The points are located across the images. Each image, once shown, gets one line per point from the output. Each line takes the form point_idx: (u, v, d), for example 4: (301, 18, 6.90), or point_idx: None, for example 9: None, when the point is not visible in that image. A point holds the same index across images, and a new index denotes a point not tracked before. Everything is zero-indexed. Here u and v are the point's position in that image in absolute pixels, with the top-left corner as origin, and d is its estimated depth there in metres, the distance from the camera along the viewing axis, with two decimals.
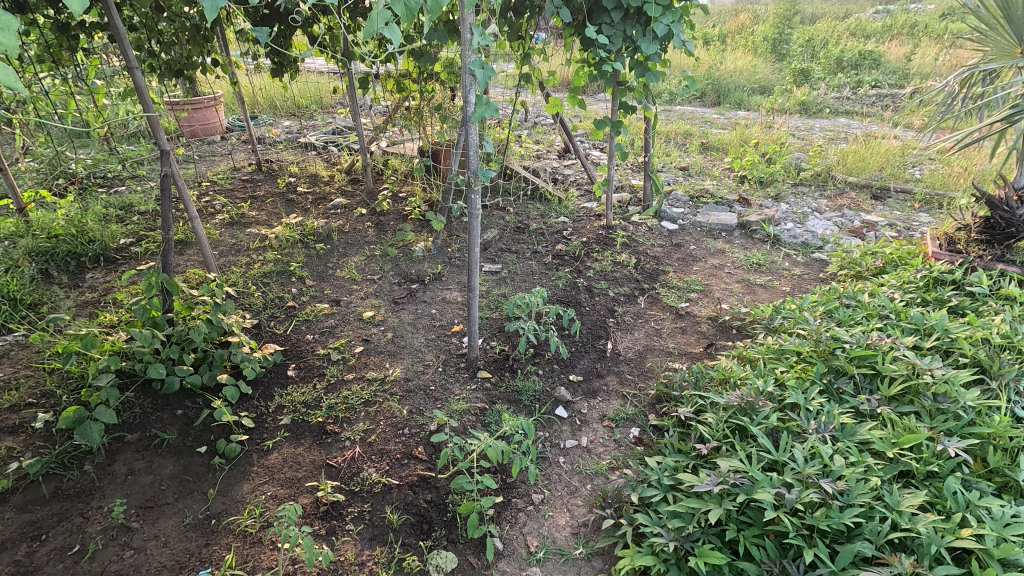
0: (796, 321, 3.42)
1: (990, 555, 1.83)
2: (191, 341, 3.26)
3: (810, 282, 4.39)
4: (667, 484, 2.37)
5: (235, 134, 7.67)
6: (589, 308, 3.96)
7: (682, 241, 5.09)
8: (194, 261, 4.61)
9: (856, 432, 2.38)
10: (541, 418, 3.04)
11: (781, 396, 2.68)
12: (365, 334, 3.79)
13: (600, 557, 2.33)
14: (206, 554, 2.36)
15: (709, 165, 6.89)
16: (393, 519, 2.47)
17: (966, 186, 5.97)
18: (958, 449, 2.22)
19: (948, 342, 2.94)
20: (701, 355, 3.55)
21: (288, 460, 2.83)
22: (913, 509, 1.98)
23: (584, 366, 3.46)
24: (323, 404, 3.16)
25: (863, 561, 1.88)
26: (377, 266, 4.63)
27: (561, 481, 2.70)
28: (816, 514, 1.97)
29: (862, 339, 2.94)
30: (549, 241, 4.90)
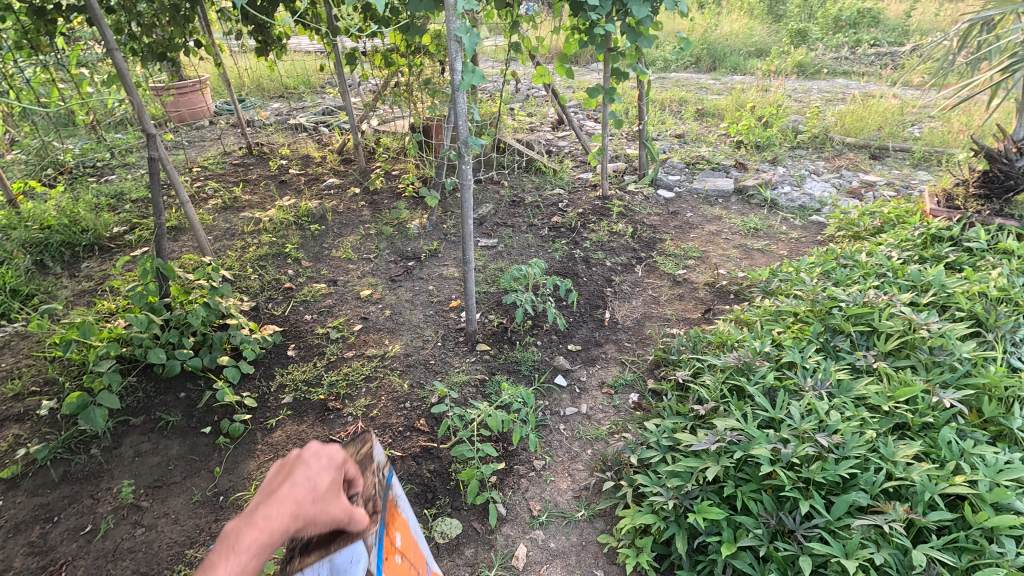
0: (793, 282, 3.42)
1: (983, 500, 1.86)
2: (190, 325, 3.27)
3: (808, 245, 4.37)
4: (666, 445, 2.39)
5: (223, 117, 7.56)
6: (586, 279, 3.96)
7: (679, 208, 5.06)
8: (189, 247, 4.59)
9: (852, 388, 2.39)
10: (541, 387, 3.07)
11: (778, 356, 2.70)
12: (364, 312, 3.80)
13: (602, 518, 2.38)
14: (215, 529, 2.41)
15: (705, 131, 6.79)
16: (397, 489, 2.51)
17: (965, 142, 5.90)
18: (953, 400, 2.24)
19: (944, 297, 2.94)
20: (699, 321, 3.56)
21: (292, 437, 2.86)
22: (908, 459, 2.01)
23: (582, 336, 3.47)
24: (324, 381, 3.19)
25: (858, 510, 1.91)
26: (373, 245, 4.61)
27: (562, 447, 2.74)
28: (812, 467, 2.00)
29: (859, 297, 2.94)
30: (545, 214, 4.86)
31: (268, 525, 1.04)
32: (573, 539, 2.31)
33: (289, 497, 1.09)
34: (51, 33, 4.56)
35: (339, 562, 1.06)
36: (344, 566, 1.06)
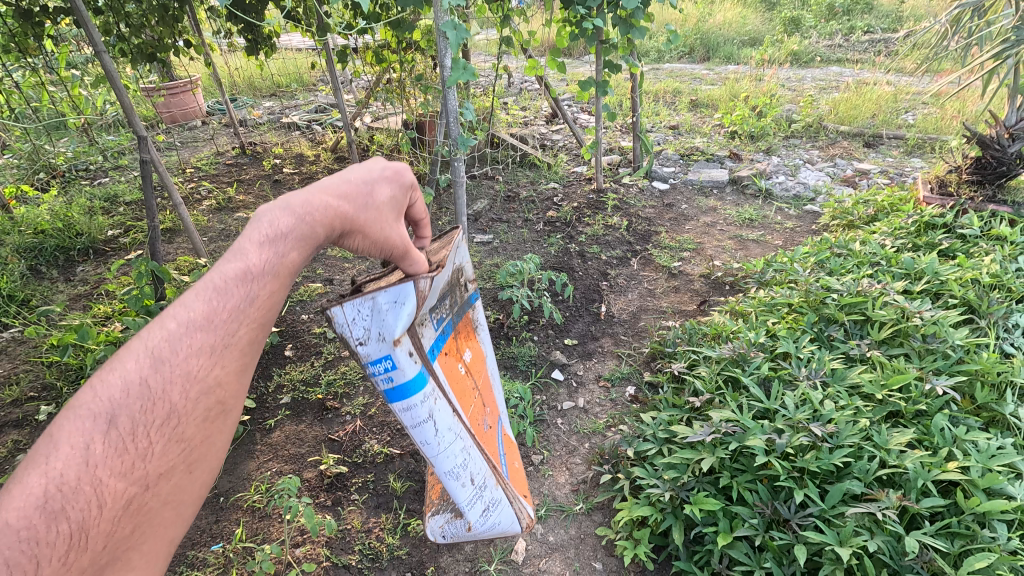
0: (788, 272, 3.42)
1: (976, 486, 1.88)
2: None
3: (802, 235, 4.37)
4: (662, 437, 2.41)
5: (216, 117, 7.52)
6: (582, 273, 3.97)
7: (674, 200, 5.05)
8: (184, 249, 4.58)
9: (846, 376, 2.40)
10: (538, 382, 3.08)
11: (773, 346, 2.71)
12: None
13: (600, 511, 2.39)
14: (216, 530, 2.42)
15: (699, 122, 6.78)
16: (396, 486, 2.53)
17: (958, 128, 5.90)
18: (946, 388, 2.26)
19: (937, 285, 2.95)
20: (694, 313, 3.57)
21: (291, 436, 2.87)
22: (901, 447, 2.02)
23: (578, 330, 3.48)
24: (322, 381, 3.19)
25: (853, 498, 1.92)
26: None
27: (559, 441, 2.76)
28: (806, 457, 2.01)
29: (852, 286, 2.95)
30: (540, 208, 4.86)
31: (308, 214, 1.22)
32: (571, 532, 2.33)
33: (340, 192, 1.31)
34: (38, 36, 4.51)
35: (381, 301, 1.39)
36: (384, 308, 1.38)
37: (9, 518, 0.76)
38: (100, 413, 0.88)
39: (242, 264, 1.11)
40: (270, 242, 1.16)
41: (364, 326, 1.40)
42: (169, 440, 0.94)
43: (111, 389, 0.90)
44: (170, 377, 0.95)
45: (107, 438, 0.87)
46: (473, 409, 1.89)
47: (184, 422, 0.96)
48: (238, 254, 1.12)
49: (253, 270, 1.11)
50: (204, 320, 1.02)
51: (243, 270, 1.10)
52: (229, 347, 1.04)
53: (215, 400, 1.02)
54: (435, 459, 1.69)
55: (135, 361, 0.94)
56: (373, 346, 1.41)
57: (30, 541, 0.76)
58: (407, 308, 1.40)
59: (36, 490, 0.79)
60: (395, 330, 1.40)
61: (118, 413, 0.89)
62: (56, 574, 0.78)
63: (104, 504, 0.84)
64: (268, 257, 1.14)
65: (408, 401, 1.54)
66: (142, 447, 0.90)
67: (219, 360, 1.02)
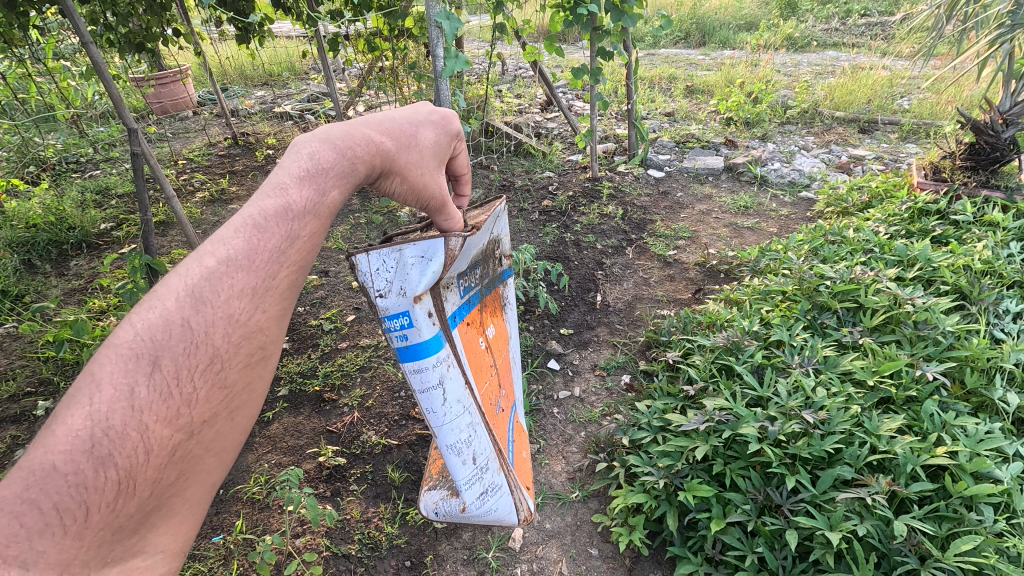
0: (782, 260, 3.44)
1: (964, 470, 1.92)
2: None
3: (797, 222, 4.38)
4: (657, 425, 2.44)
5: (207, 108, 7.43)
6: (577, 262, 3.97)
7: (670, 188, 5.05)
8: (178, 241, 4.56)
9: (838, 363, 2.43)
10: (534, 371, 3.10)
11: (767, 334, 2.74)
12: (356, 303, 3.80)
13: (596, 498, 2.42)
14: (216, 522, 2.44)
15: (695, 109, 6.75)
16: (395, 477, 2.56)
17: (953, 113, 5.90)
18: (936, 373, 2.29)
19: (930, 271, 2.97)
20: (689, 301, 3.58)
21: (289, 428, 2.89)
22: (891, 433, 2.05)
23: (574, 320, 3.49)
24: (319, 373, 3.20)
25: (844, 483, 1.95)
26: (363, 234, 4.60)
27: (556, 430, 2.79)
28: (798, 443, 2.04)
29: (846, 274, 2.97)
30: (536, 197, 4.85)
31: (345, 153, 1.29)
32: (568, 520, 2.36)
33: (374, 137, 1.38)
34: (23, 27, 4.42)
35: (406, 255, 1.51)
36: (408, 262, 1.51)
37: (57, 458, 0.80)
38: (141, 354, 0.91)
39: (281, 203, 1.16)
40: (311, 178, 1.22)
41: (390, 278, 1.51)
42: (210, 385, 0.97)
43: (153, 330, 0.93)
44: (208, 320, 0.98)
45: (152, 380, 0.90)
46: (486, 388, 1.99)
47: (225, 366, 1.00)
48: (278, 191, 1.17)
49: (289, 212, 1.15)
50: (244, 262, 1.06)
51: (282, 210, 1.14)
52: (265, 289, 1.07)
53: (254, 346, 1.05)
54: (440, 430, 1.74)
55: (175, 301, 0.97)
56: (393, 300, 1.53)
57: (80, 480, 0.80)
58: (429, 267, 1.54)
59: (81, 429, 0.82)
60: (416, 287, 1.53)
61: (158, 356, 0.92)
62: (106, 520, 0.83)
63: (151, 450, 0.88)
64: (308, 194, 1.19)
65: (420, 362, 1.62)
66: (185, 392, 0.93)
67: (255, 302, 1.05)
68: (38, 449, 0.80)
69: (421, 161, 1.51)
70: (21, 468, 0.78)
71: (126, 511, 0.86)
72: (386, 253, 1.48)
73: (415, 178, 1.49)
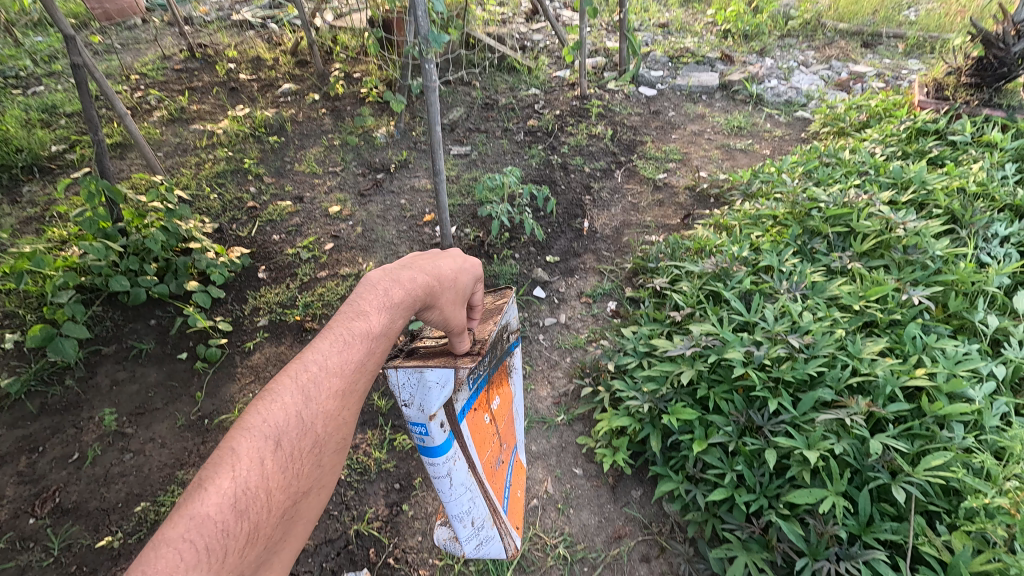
0: (774, 183, 3.34)
1: (940, 390, 1.96)
2: (150, 251, 3.10)
3: (791, 144, 4.22)
4: (642, 351, 2.44)
5: (157, 15, 6.70)
6: (564, 187, 3.81)
7: (661, 107, 4.79)
8: (138, 166, 4.25)
9: (826, 289, 2.41)
10: (520, 300, 3.05)
11: (756, 260, 2.69)
12: (334, 230, 3.63)
13: (581, 421, 2.47)
14: (204, 451, 2.45)
15: (691, 19, 6.28)
16: (381, 404, 2.56)
17: (962, 25, 5.58)
18: (922, 298, 2.29)
19: (924, 194, 2.91)
20: (678, 227, 3.50)
21: (272, 359, 2.85)
22: (873, 356, 2.07)
23: (560, 247, 3.40)
24: (299, 303, 3.11)
25: (823, 405, 1.99)
26: (338, 157, 4.33)
27: (541, 356, 2.79)
28: (781, 367, 2.07)
29: (839, 197, 2.89)
30: (520, 117, 4.57)
31: (413, 288, 1.24)
32: (553, 442, 2.41)
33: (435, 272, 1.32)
34: None
35: (429, 376, 1.26)
36: (431, 384, 1.26)
37: (210, 508, 0.84)
38: (270, 434, 0.96)
39: (366, 322, 1.15)
40: (390, 307, 1.19)
41: (407, 392, 1.28)
42: (315, 464, 1.01)
43: (276, 415, 0.98)
44: (319, 411, 1.02)
45: (275, 455, 0.95)
46: (492, 455, 1.64)
47: (325, 451, 1.03)
48: (361, 313, 1.16)
49: (371, 331, 1.14)
50: (340, 365, 1.08)
51: (367, 329, 1.14)
52: (356, 390, 1.10)
53: (346, 438, 1.08)
54: (446, 503, 1.50)
55: (290, 393, 1.01)
56: (412, 413, 1.30)
57: (225, 531, 0.84)
58: (449, 388, 1.29)
59: (227, 490, 0.87)
60: (438, 405, 1.28)
61: (282, 436, 0.97)
62: (236, 565, 0.85)
63: (271, 510, 0.91)
64: (388, 320, 1.18)
65: (431, 464, 1.39)
66: (298, 468, 0.97)
67: (350, 402, 1.08)
68: (193, 502, 0.84)
69: (464, 299, 1.42)
70: (183, 514, 0.82)
71: (246, 568, 0.87)
72: (406, 373, 1.26)
73: (450, 324, 1.35)
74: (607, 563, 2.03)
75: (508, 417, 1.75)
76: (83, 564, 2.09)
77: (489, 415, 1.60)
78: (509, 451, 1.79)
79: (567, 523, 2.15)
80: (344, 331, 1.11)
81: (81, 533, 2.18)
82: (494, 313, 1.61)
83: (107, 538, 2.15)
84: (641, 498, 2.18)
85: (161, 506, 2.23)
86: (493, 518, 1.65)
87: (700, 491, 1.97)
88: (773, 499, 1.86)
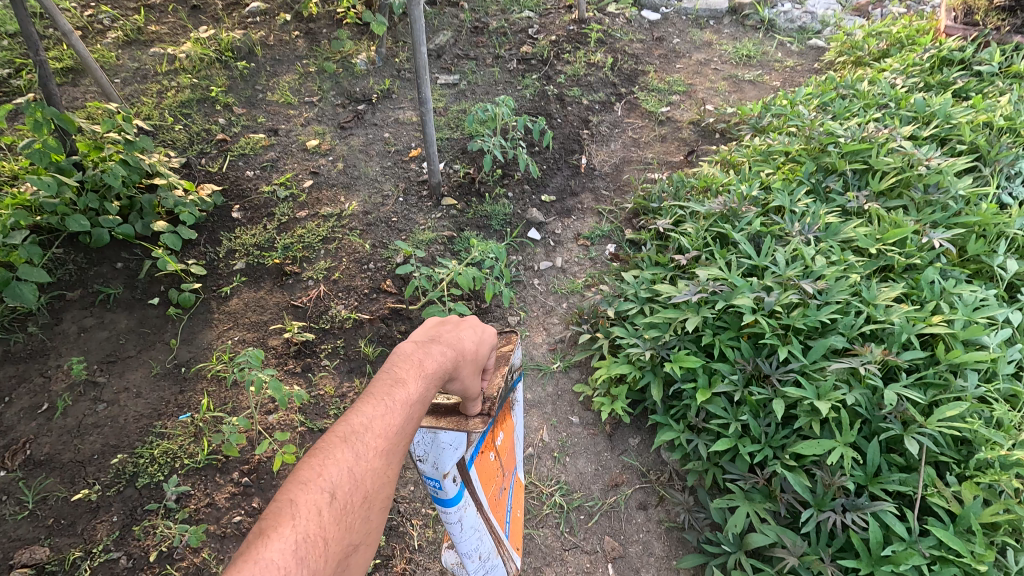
0: (787, 117, 3.11)
1: (956, 338, 1.87)
2: (110, 188, 2.83)
3: (803, 75, 3.93)
4: (644, 297, 2.31)
5: None
6: (561, 119, 3.53)
7: (665, 34, 4.41)
8: (93, 93, 3.84)
9: (840, 231, 2.27)
10: (514, 242, 2.87)
11: (766, 200, 2.53)
12: (312, 166, 3.36)
13: (578, 369, 2.37)
14: (183, 401, 2.33)
15: None
16: (369, 352, 2.44)
17: None
18: (942, 241, 2.16)
19: (947, 129, 2.72)
20: (681, 165, 3.28)
21: (251, 304, 2.69)
22: (889, 302, 1.97)
23: (556, 185, 3.19)
24: (278, 244, 2.91)
25: (834, 353, 1.90)
26: (314, 85, 3.96)
27: (536, 301, 2.65)
28: (793, 314, 1.96)
29: (858, 132, 2.69)
30: (513, 42, 4.18)
31: (449, 354, 1.18)
32: (549, 390, 2.32)
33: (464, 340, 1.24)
34: None
35: (442, 438, 1.20)
36: (445, 446, 1.20)
37: (275, 556, 0.84)
38: (326, 488, 0.94)
39: (408, 384, 1.10)
40: (429, 368, 1.14)
41: (421, 449, 1.22)
42: (364, 519, 0.98)
43: (329, 470, 0.96)
44: (368, 469, 1.00)
45: (331, 507, 0.93)
46: (499, 489, 1.51)
47: (373, 510, 1.00)
48: (400, 375, 1.11)
49: (416, 392, 1.10)
50: (385, 426, 1.04)
51: (408, 394, 1.09)
52: (404, 448, 1.07)
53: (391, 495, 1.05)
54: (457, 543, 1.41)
55: (341, 448, 0.99)
56: (425, 469, 1.24)
57: None
58: (462, 446, 1.23)
59: (290, 540, 0.86)
60: (452, 463, 1.23)
61: (338, 490, 0.95)
62: None
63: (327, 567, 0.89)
64: (427, 386, 1.12)
65: (444, 512, 1.33)
66: (350, 523, 0.95)
67: (399, 459, 1.05)
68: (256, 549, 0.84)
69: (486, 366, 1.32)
70: (249, 561, 0.82)
71: None
72: (422, 434, 1.19)
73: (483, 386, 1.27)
74: (604, 510, 1.99)
75: (515, 447, 1.64)
76: (60, 516, 1.98)
77: (496, 451, 1.47)
78: (513, 474, 1.65)
79: (563, 472, 2.09)
80: (386, 395, 1.07)
81: (57, 485, 2.06)
82: (505, 354, 1.45)
83: (84, 490, 2.04)
84: (638, 446, 2.13)
85: (140, 458, 2.12)
86: (503, 552, 1.57)
87: (701, 441, 1.91)
88: (778, 449, 1.80)
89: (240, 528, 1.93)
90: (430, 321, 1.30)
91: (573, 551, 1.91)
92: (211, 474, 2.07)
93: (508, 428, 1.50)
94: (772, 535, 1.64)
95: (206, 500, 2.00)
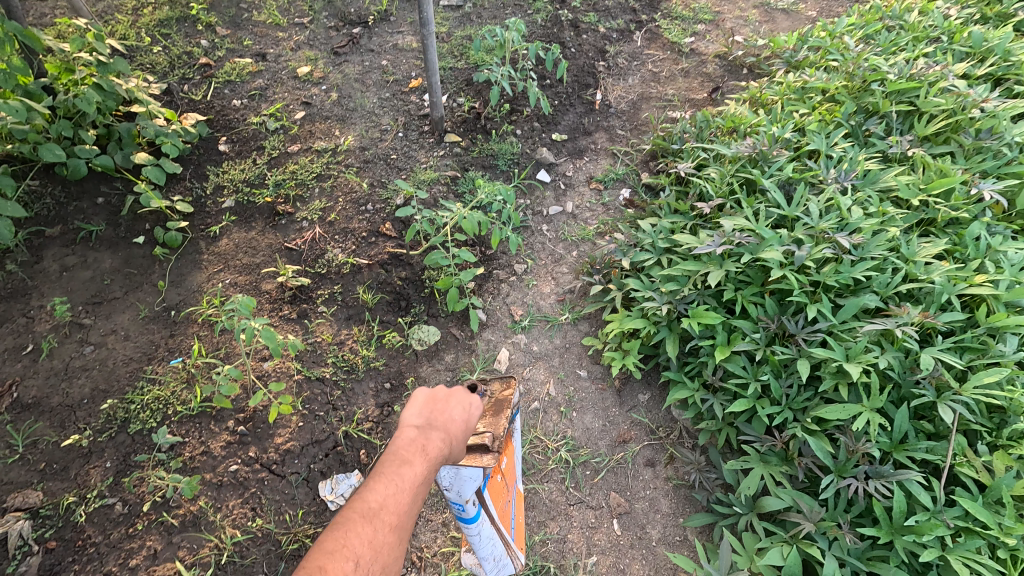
0: (827, 51, 2.82)
1: (999, 299, 1.74)
2: (85, 115, 2.61)
3: (843, 4, 3.57)
4: (662, 247, 2.16)
5: None
6: (575, 48, 3.21)
7: None
8: (61, 7, 3.47)
9: (879, 180, 2.09)
10: (521, 185, 2.68)
11: (800, 143, 2.32)
12: (304, 96, 3.09)
13: (587, 321, 2.26)
14: (173, 345, 2.23)
15: None
16: (367, 298, 2.32)
17: None
18: (992, 192, 1.98)
19: (1005, 68, 2.46)
20: (705, 103, 3.02)
21: (242, 245, 2.53)
22: (929, 259, 1.82)
23: (569, 123, 2.94)
24: (269, 181, 2.71)
25: (865, 313, 1.78)
26: (304, 4, 3.59)
27: (544, 249, 2.50)
28: (824, 271, 1.81)
29: (906, 69, 2.44)
30: None
31: (447, 435, 1.27)
32: (556, 342, 2.22)
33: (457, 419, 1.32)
34: None
35: (465, 471, 1.30)
36: (467, 477, 1.30)
37: None
38: (350, 559, 1.02)
39: (413, 464, 1.19)
40: (430, 449, 1.23)
41: (448, 479, 1.31)
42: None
43: (349, 543, 1.04)
44: (384, 540, 1.08)
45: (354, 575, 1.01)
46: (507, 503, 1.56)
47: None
48: (405, 457, 1.20)
49: (420, 471, 1.20)
50: (395, 502, 1.13)
51: (412, 475, 1.18)
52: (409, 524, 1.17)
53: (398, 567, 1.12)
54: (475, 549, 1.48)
55: (359, 522, 1.08)
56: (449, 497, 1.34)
57: None
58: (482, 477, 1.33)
59: None
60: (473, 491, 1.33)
61: (360, 561, 1.03)
62: None
63: None
64: (429, 465, 1.22)
65: (464, 528, 1.42)
66: None
67: (407, 533, 1.15)
68: None
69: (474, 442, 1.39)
70: None
71: None
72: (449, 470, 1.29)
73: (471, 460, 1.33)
74: (611, 466, 1.93)
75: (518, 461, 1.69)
76: (51, 461, 1.92)
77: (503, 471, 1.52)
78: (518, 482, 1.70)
79: (570, 427, 2.02)
80: (393, 476, 1.16)
81: (47, 430, 2.00)
82: (505, 397, 1.50)
83: (75, 435, 1.98)
84: (648, 402, 2.05)
85: (130, 403, 2.05)
86: (516, 559, 1.60)
87: (717, 400, 1.83)
88: (797, 412, 1.72)
89: (237, 478, 1.87)
90: (420, 393, 1.37)
91: (578, 507, 1.86)
92: (206, 422, 2.00)
93: (511, 449, 1.56)
94: (788, 500, 1.58)
95: (202, 447, 1.93)
